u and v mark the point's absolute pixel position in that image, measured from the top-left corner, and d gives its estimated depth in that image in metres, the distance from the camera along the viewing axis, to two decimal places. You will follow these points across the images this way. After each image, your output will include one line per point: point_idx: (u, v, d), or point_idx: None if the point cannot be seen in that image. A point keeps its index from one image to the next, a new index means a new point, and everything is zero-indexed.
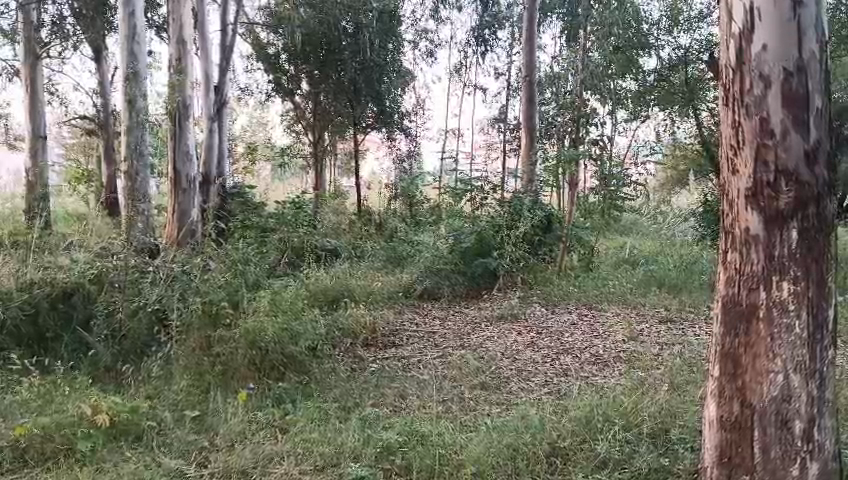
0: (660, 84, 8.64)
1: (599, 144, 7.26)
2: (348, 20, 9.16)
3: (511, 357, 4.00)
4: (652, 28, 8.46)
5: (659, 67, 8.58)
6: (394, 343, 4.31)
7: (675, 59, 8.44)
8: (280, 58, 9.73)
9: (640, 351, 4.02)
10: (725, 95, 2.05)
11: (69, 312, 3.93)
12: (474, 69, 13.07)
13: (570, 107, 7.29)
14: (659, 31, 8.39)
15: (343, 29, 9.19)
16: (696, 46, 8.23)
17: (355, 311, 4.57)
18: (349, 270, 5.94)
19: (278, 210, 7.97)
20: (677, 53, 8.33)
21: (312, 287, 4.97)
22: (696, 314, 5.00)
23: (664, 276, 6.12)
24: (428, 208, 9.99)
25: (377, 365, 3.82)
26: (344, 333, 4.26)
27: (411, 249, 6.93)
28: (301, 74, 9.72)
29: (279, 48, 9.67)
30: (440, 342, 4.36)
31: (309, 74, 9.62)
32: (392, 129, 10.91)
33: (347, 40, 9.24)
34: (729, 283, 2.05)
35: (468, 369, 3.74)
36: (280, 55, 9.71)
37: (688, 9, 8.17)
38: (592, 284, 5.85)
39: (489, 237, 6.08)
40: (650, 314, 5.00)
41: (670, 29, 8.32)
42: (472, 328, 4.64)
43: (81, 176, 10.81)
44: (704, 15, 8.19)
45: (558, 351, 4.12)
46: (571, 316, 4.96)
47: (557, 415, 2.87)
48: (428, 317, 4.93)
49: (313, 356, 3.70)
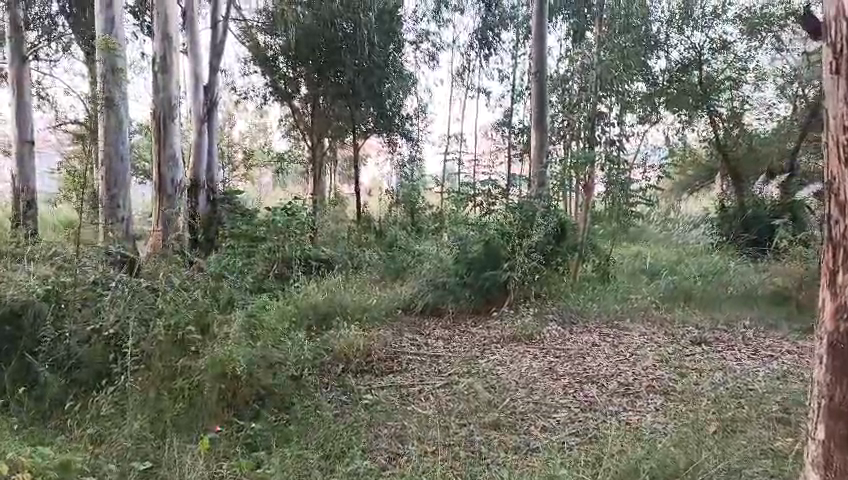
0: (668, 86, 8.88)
1: (616, 145, 6.59)
2: (350, 23, 8.58)
3: (526, 387, 3.47)
4: (660, 27, 8.78)
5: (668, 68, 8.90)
6: (391, 369, 3.78)
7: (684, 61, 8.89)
8: (276, 60, 9.10)
9: (677, 382, 3.48)
10: (837, 60, 1.55)
11: (14, 334, 3.25)
12: (477, 72, 12.50)
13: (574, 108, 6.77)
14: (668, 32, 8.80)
15: (341, 29, 8.63)
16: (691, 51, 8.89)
17: (347, 332, 4.03)
18: (341, 283, 5.39)
19: (269, 216, 7.44)
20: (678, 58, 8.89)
21: (300, 304, 4.44)
22: (730, 334, 4.47)
23: (689, 288, 5.60)
24: (430, 214, 9.50)
25: (372, 397, 3.30)
26: (333, 357, 3.73)
27: (411, 260, 6.34)
28: (299, 76, 9.08)
29: (277, 51, 9.04)
30: (444, 368, 3.82)
31: (307, 77, 9.01)
32: (393, 134, 10.39)
33: (346, 41, 8.64)
34: (837, 315, 1.58)
35: (477, 404, 3.21)
36: (277, 58, 9.07)
37: (697, 8, 8.66)
38: (611, 297, 5.30)
39: (497, 244, 5.44)
40: (681, 333, 4.44)
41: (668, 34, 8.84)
42: (480, 351, 4.09)
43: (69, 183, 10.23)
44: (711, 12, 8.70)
45: (581, 379, 3.57)
46: (592, 336, 4.40)
47: (592, 471, 2.34)
48: (430, 338, 4.38)
49: (297, 388, 3.16)
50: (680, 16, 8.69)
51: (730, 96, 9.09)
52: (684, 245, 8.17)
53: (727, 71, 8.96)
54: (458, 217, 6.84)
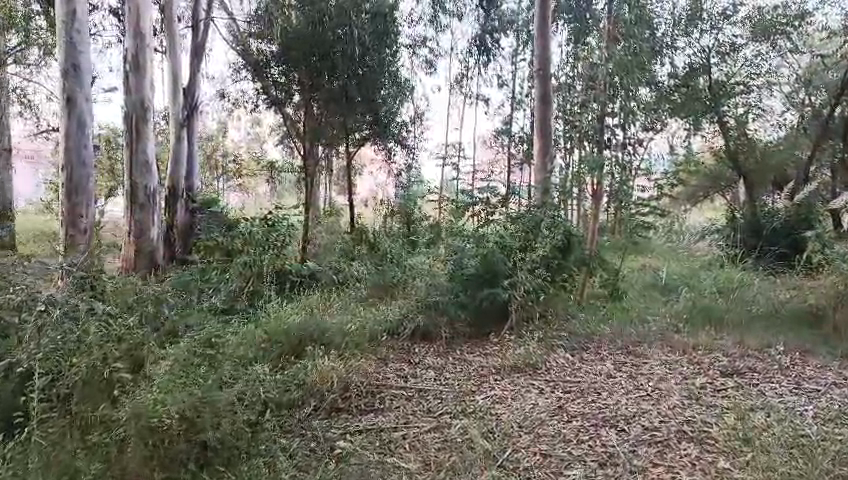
0: (676, 90, 8.31)
1: (629, 148, 5.74)
2: (346, 28, 7.66)
3: (532, 432, 2.89)
4: (665, 28, 8.19)
5: (674, 73, 8.32)
6: (371, 408, 3.20)
7: (689, 65, 8.34)
8: (269, 66, 7.83)
9: (713, 426, 2.90)
10: None
11: None
12: (476, 79, 11.86)
13: (574, 113, 6.13)
14: (673, 33, 8.16)
15: (337, 35, 7.62)
16: (697, 55, 8.30)
17: (321, 362, 3.46)
18: (324, 303, 4.84)
19: (249, 226, 6.87)
20: (694, 57, 8.29)
21: (272, 329, 3.89)
22: (765, 363, 3.88)
23: (710, 305, 5.02)
24: (427, 225, 8.94)
25: (344, 448, 2.73)
26: (303, 393, 3.16)
27: (402, 274, 5.76)
28: (292, 83, 7.78)
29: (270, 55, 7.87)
30: (435, 405, 3.25)
31: (301, 83, 7.75)
32: (387, 141, 9.83)
33: (340, 48, 7.63)
34: None
35: (473, 455, 2.64)
36: (270, 64, 7.83)
37: (706, 8, 8.07)
38: (625, 319, 4.74)
39: (497, 254, 4.82)
40: (707, 361, 3.87)
41: (673, 32, 8.17)
42: (476, 385, 3.51)
43: (54, 192, 9.66)
44: (718, 13, 8.10)
45: (596, 421, 3.00)
46: (606, 365, 3.83)
47: None
48: (420, 368, 3.80)
49: (251, 439, 2.58)
50: (685, 19, 8.13)
51: (735, 102, 8.45)
52: (692, 256, 7.65)
53: (730, 67, 8.39)
54: (454, 228, 6.30)
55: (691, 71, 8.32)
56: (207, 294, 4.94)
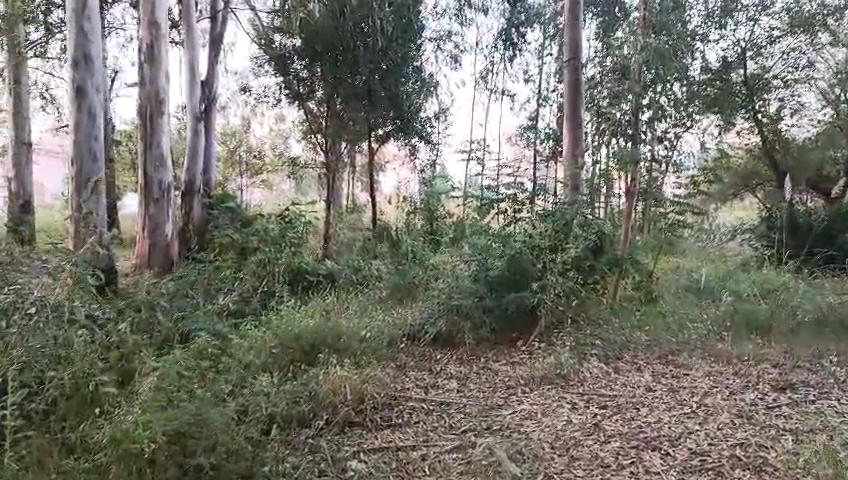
0: (706, 83, 8.10)
1: (664, 144, 5.57)
2: (367, 20, 7.31)
3: (565, 454, 2.60)
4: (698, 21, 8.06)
5: (704, 69, 8.14)
6: (388, 422, 2.92)
7: (722, 61, 8.13)
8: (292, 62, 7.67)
9: (770, 450, 2.58)
10: None
11: None
12: (502, 74, 11.50)
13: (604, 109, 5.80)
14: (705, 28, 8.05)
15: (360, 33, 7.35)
16: (729, 50, 8.12)
17: (334, 371, 3.18)
18: (340, 305, 4.57)
19: (266, 223, 6.64)
20: (725, 51, 8.12)
21: (284, 333, 3.64)
22: (820, 377, 3.55)
23: (752, 309, 4.69)
24: (450, 222, 8.64)
25: (356, 470, 2.45)
26: (313, 405, 2.88)
27: (423, 274, 5.47)
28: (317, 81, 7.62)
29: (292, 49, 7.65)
30: (457, 420, 2.95)
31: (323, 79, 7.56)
32: (409, 137, 9.53)
33: (363, 44, 7.36)
34: None
35: None
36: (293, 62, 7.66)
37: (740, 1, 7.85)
38: (661, 326, 4.42)
39: (525, 253, 4.52)
40: (757, 374, 3.54)
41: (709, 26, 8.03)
42: (504, 399, 3.21)
43: None
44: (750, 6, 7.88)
45: (636, 442, 2.69)
46: (645, 377, 3.51)
47: None
48: (443, 378, 3.52)
49: (253, 456, 2.30)
50: (719, 11, 7.94)
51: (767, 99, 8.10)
52: (726, 256, 7.30)
53: (761, 58, 8.06)
54: (478, 227, 5.99)
55: (723, 66, 8.11)
56: (217, 294, 4.70)
